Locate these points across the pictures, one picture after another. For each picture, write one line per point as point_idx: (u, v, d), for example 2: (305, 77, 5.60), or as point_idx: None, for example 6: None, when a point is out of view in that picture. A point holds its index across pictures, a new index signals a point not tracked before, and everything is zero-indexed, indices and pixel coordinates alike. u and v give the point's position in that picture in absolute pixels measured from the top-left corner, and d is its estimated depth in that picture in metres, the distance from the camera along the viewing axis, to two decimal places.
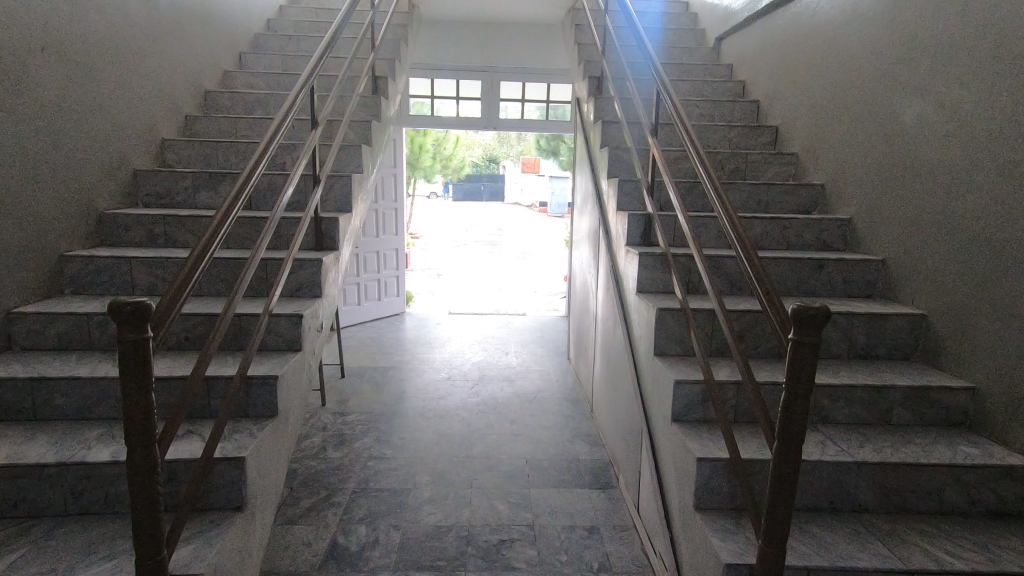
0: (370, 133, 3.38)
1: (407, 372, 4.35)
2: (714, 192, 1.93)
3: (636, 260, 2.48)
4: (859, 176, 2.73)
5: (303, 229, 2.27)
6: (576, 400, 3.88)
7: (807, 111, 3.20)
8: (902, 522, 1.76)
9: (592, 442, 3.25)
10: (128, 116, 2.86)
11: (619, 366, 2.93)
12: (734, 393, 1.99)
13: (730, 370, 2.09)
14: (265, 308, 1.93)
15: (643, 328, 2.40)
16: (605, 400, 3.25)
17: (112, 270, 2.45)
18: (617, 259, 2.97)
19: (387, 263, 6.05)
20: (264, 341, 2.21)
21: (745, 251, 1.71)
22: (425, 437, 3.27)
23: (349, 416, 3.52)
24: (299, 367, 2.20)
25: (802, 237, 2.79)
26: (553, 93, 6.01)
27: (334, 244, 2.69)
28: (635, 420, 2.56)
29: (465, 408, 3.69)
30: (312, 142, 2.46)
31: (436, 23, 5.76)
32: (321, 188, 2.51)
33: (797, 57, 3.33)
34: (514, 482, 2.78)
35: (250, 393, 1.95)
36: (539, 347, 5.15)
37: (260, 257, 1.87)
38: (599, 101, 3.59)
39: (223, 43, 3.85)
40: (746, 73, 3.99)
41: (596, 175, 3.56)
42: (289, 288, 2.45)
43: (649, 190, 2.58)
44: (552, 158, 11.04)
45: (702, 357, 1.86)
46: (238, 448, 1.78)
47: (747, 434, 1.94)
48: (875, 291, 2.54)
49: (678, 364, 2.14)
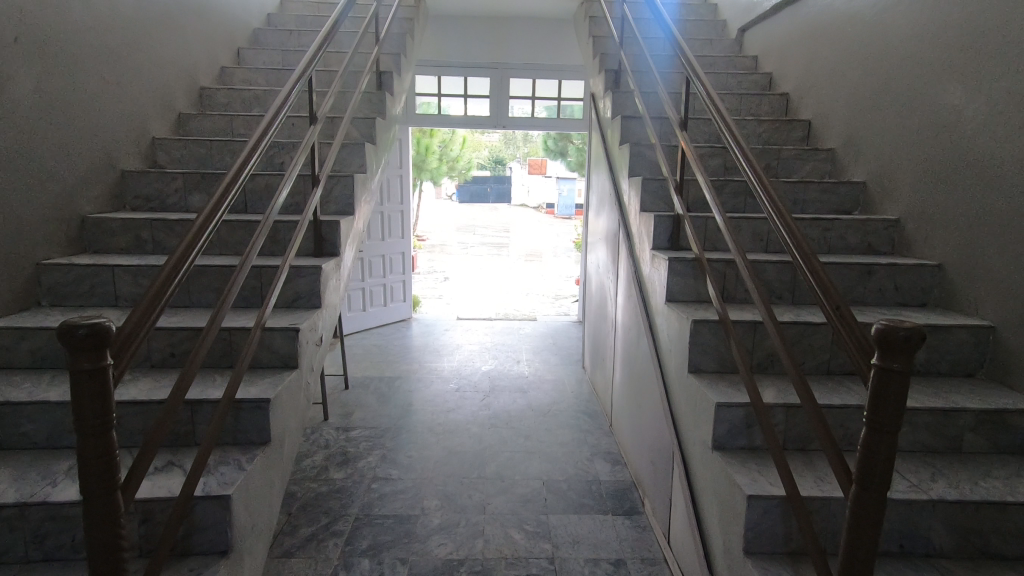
0: (374, 130, 3.17)
1: (414, 382, 4.14)
2: (761, 188, 1.70)
3: (665, 265, 2.25)
4: (909, 172, 2.49)
5: (302, 232, 2.06)
6: (594, 412, 3.65)
7: (844, 103, 2.97)
8: (985, 571, 1.52)
9: (613, 460, 3.02)
10: (115, 113, 2.67)
11: (643, 378, 2.71)
12: (783, 417, 1.76)
13: (777, 389, 1.86)
14: (256, 322, 1.73)
15: (675, 342, 2.17)
16: (626, 414, 3.02)
17: (94, 279, 2.25)
18: (639, 262, 2.76)
19: (394, 268, 5.84)
20: (257, 357, 2.00)
21: (804, 256, 1.48)
22: (435, 454, 3.06)
23: (353, 431, 3.31)
24: (295, 386, 2.00)
25: (846, 239, 2.55)
26: (564, 89, 5.78)
27: (334, 249, 2.48)
28: (664, 440, 2.32)
29: (475, 422, 3.47)
30: (310, 137, 2.24)
31: (443, 19, 5.56)
32: (321, 189, 2.31)
33: (830, 45, 3.10)
34: (530, 507, 2.56)
35: (240, 418, 1.74)
36: (551, 355, 4.92)
37: (249, 264, 1.67)
38: (616, 96, 3.37)
39: (220, 37, 3.66)
40: (773, 65, 3.75)
41: (614, 175, 3.33)
42: (286, 297, 2.25)
43: (679, 189, 2.35)
44: (561, 159, 10.83)
45: (747, 375, 1.63)
46: (222, 483, 1.56)
47: (800, 464, 1.71)
48: (930, 299, 2.30)
49: (718, 383, 1.91)
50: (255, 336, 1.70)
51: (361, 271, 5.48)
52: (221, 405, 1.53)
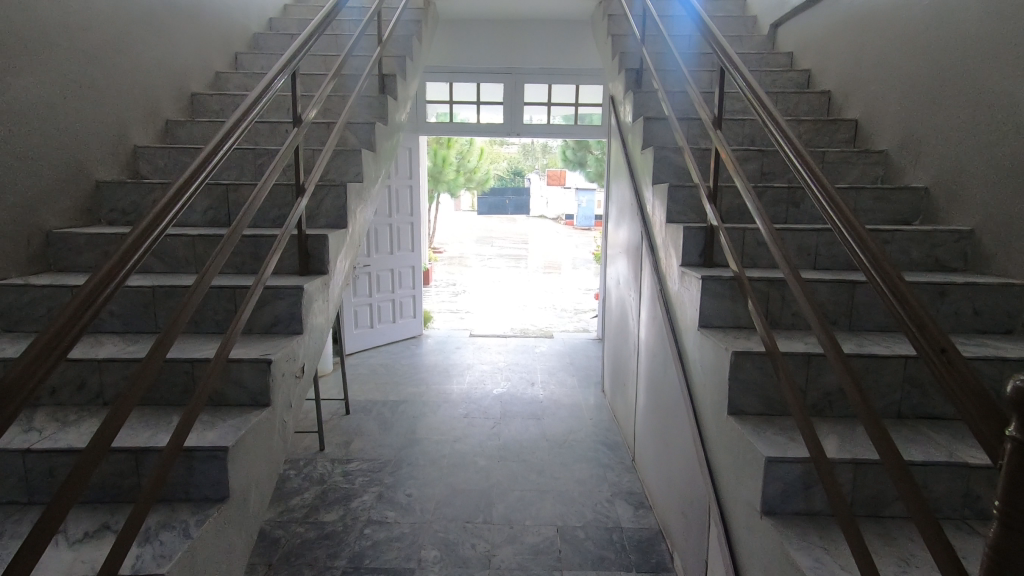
0: (374, 135, 2.91)
1: (421, 407, 3.85)
2: (822, 191, 1.36)
3: (697, 285, 1.93)
4: (983, 175, 2.14)
5: (281, 246, 1.76)
6: (615, 444, 3.31)
7: (899, 98, 2.62)
8: None
9: (637, 502, 2.68)
10: (91, 118, 2.46)
11: (670, 412, 2.37)
12: (851, 476, 1.42)
13: (840, 439, 1.52)
14: (218, 351, 1.42)
15: (711, 377, 1.84)
16: (651, 450, 2.69)
17: (52, 302, 2.02)
18: (666, 280, 2.44)
19: (403, 282, 5.58)
20: (223, 394, 1.73)
21: (885, 278, 1.14)
22: (437, 492, 2.76)
23: (350, 464, 3.02)
24: (267, 426, 1.72)
25: (908, 254, 2.20)
26: (582, 95, 5.51)
27: (322, 266, 2.21)
28: (698, 489, 1.98)
29: (483, 453, 3.17)
30: (292, 141, 1.96)
31: (454, 22, 5.32)
32: (306, 199, 2.04)
33: (879, 36, 2.76)
34: (541, 561, 2.24)
35: (192, 469, 1.47)
36: (569, 376, 4.58)
37: (208, 282, 1.37)
38: (638, 96, 3.07)
39: (215, 41, 3.47)
40: (812, 60, 3.41)
41: (637, 184, 3.01)
42: (264, 322, 1.98)
43: (712, 196, 2.02)
44: (579, 169, 10.56)
45: (805, 425, 1.31)
46: (158, 556, 1.28)
47: (874, 538, 1.36)
48: (1018, 325, 1.93)
49: (765, 429, 1.58)
50: (216, 367, 1.40)
51: (368, 286, 5.23)
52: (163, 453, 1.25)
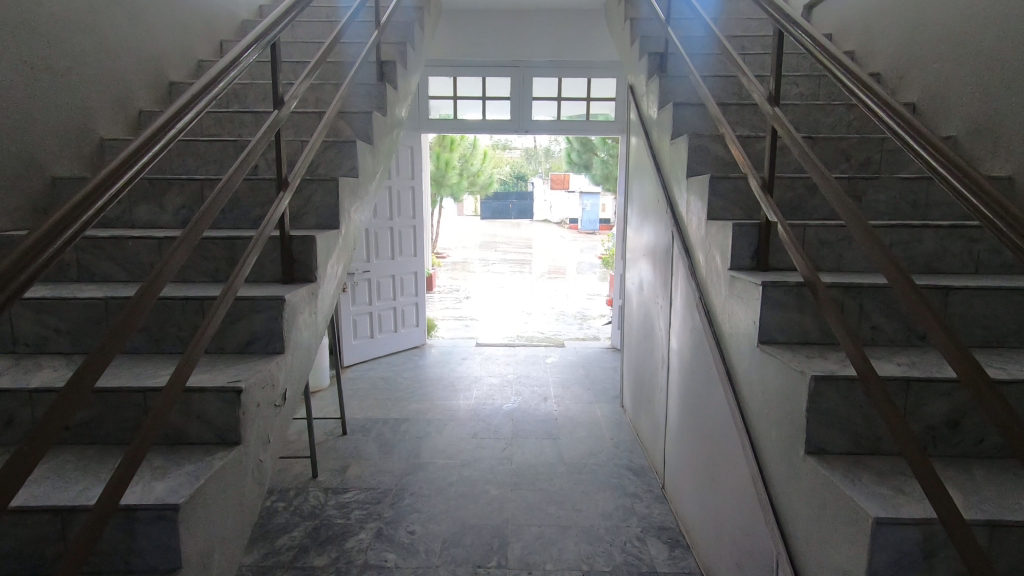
0: (371, 126, 2.60)
1: (424, 426, 3.52)
2: (954, 171, 1.01)
3: (756, 294, 1.60)
4: None
5: (257, 250, 1.42)
6: (641, 469, 2.97)
7: (968, 76, 2.29)
8: None
9: (672, 542, 2.34)
10: (46, 105, 2.15)
11: (714, 441, 2.04)
12: (990, 542, 1.08)
13: (963, 492, 1.18)
14: (173, 378, 1.09)
15: (776, 405, 1.51)
16: (688, 481, 2.35)
17: None
18: (706, 288, 2.11)
19: (405, 290, 5.26)
20: (182, 431, 1.41)
21: None
22: (444, 527, 2.43)
23: (346, 494, 2.70)
24: (237, 469, 1.40)
25: None
26: (593, 90, 5.20)
27: (308, 273, 1.89)
28: (760, 538, 1.65)
29: (494, 480, 2.84)
30: (272, 124, 1.64)
31: (457, 14, 5.04)
32: (291, 194, 1.71)
33: (938, 8, 2.44)
34: None
35: (134, 533, 1.15)
36: (584, 390, 4.24)
37: (153, 296, 1.04)
38: (663, 82, 2.75)
39: (198, 27, 3.17)
40: (855, 42, 3.08)
41: (665, 180, 2.68)
42: (237, 341, 1.66)
43: (769, 187, 1.69)
44: (585, 172, 10.29)
45: (928, 476, 0.99)
46: None
47: None
48: None
49: (861, 476, 1.25)
50: (169, 399, 1.07)
51: (367, 294, 4.92)
52: (91, 514, 0.94)
